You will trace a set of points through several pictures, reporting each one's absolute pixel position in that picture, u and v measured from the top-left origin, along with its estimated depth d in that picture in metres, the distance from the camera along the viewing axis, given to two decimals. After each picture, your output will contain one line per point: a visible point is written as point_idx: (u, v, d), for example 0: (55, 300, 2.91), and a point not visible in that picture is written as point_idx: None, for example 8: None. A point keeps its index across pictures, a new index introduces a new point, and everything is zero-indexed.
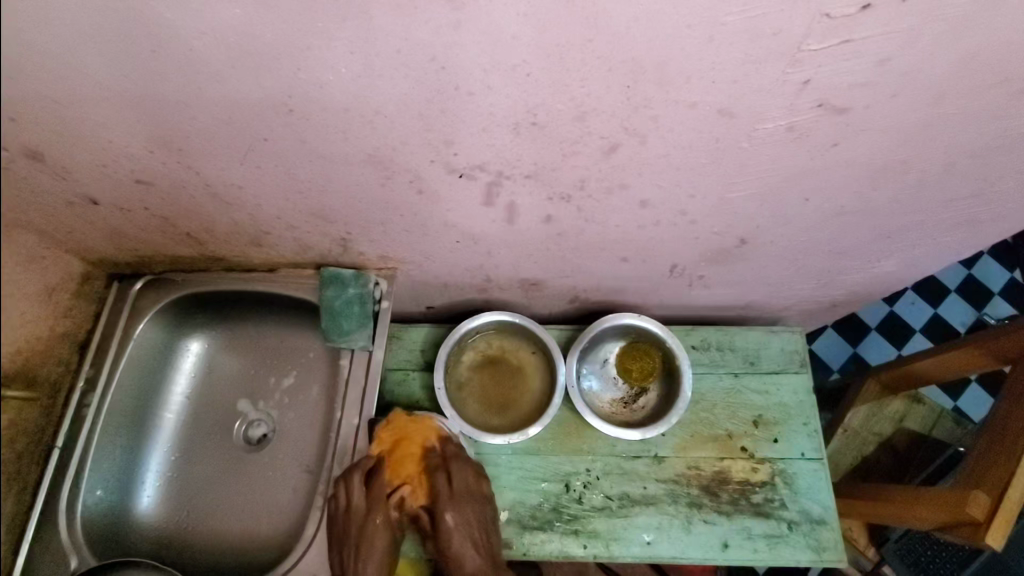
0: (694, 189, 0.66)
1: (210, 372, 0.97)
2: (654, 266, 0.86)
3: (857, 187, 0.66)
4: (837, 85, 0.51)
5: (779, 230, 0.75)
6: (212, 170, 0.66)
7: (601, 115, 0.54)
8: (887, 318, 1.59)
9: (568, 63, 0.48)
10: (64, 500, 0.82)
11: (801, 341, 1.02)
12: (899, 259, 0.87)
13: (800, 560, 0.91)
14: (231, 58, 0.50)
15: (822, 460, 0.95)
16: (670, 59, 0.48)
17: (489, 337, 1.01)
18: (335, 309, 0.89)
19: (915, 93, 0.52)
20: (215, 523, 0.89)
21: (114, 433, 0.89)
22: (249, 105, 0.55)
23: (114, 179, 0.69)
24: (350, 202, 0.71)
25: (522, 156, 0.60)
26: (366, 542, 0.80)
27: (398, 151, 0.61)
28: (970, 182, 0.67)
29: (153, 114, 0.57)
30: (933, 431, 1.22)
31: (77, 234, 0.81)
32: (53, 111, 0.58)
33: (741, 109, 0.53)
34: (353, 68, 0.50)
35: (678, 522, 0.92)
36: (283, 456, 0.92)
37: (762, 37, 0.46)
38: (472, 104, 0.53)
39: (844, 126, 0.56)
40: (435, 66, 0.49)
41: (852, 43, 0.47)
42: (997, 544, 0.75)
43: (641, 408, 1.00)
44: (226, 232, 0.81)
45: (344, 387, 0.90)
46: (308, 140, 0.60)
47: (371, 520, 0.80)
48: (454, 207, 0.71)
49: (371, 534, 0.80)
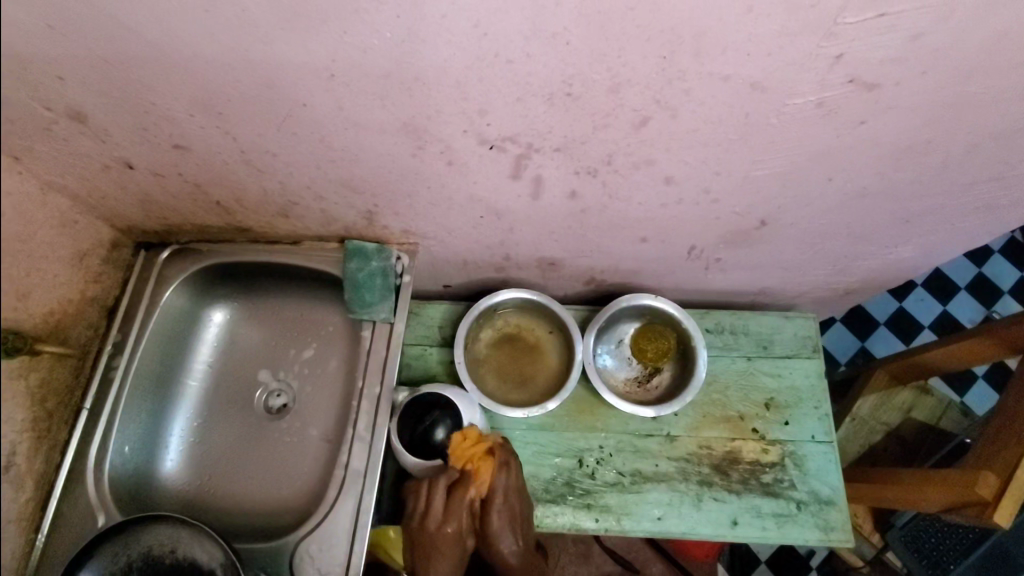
0: (720, 166, 0.67)
1: (232, 342, 0.99)
2: (673, 247, 0.87)
3: (880, 167, 0.67)
4: (870, 60, 0.52)
5: (799, 212, 0.76)
6: (247, 136, 0.68)
7: (635, 86, 0.55)
8: (897, 312, 1.60)
9: (607, 32, 0.50)
10: (91, 461, 0.85)
11: (813, 328, 1.04)
12: (916, 245, 0.88)
13: (807, 539, 0.92)
14: (279, 19, 0.51)
15: (832, 443, 0.97)
16: (707, 30, 0.49)
17: (507, 315, 1.03)
18: (358, 281, 0.90)
19: (944, 70, 0.53)
20: (237, 487, 0.91)
21: (140, 399, 0.90)
22: (290, 68, 0.57)
23: (151, 143, 0.70)
24: (379, 173, 0.73)
25: (554, 128, 0.61)
26: (437, 550, 0.79)
27: (432, 121, 0.62)
28: (993, 165, 0.68)
29: (197, 76, 0.59)
30: (941, 422, 1.24)
31: (111, 200, 0.83)
32: (101, 71, 0.59)
33: (773, 84, 0.54)
34: (397, 33, 0.51)
35: (688, 499, 0.94)
36: (303, 424, 0.94)
37: (801, 8, 0.47)
38: (510, 73, 0.54)
39: (874, 103, 0.57)
40: (477, 32, 0.50)
41: (887, 17, 0.48)
42: (1004, 522, 0.77)
43: (655, 387, 1.02)
44: (255, 202, 0.83)
45: (364, 358, 0.91)
46: (344, 107, 0.61)
47: (448, 532, 0.79)
48: (481, 180, 0.72)
49: (444, 544, 0.79)
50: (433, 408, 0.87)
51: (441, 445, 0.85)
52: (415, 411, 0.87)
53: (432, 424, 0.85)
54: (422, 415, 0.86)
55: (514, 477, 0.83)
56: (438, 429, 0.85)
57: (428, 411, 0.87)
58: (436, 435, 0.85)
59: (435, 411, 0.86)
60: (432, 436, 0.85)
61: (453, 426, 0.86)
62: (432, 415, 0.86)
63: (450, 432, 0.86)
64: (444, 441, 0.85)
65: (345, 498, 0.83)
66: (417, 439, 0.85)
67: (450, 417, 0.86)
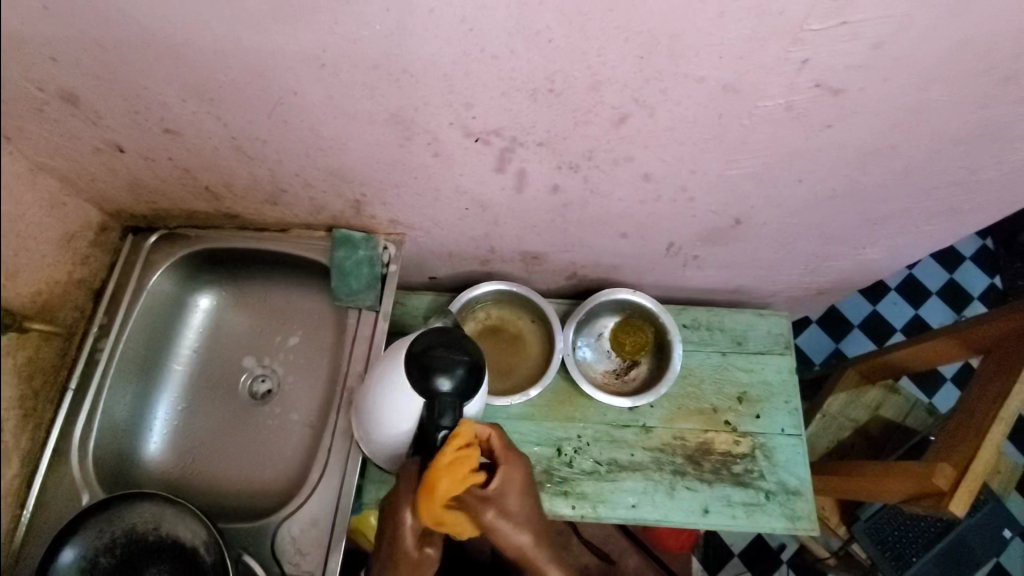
0: (695, 164, 0.70)
1: (218, 328, 1.00)
2: (651, 243, 0.90)
3: (847, 170, 0.70)
4: (834, 66, 0.55)
5: (772, 212, 0.80)
6: (238, 123, 0.69)
7: (615, 85, 0.58)
8: (871, 315, 1.65)
9: (588, 31, 0.52)
10: (76, 439, 0.85)
11: (786, 325, 1.07)
12: (884, 246, 0.91)
13: (775, 527, 0.96)
14: (273, 9, 0.53)
15: (801, 437, 1.01)
16: (682, 33, 0.52)
17: (490, 307, 1.06)
18: (345, 269, 0.92)
19: (904, 77, 0.56)
20: (220, 471, 0.92)
21: (124, 381, 0.91)
22: (283, 57, 0.59)
23: (143, 127, 0.72)
24: (366, 163, 0.75)
25: (537, 122, 0.64)
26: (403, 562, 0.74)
27: (420, 112, 0.64)
28: (953, 171, 0.71)
29: (191, 61, 0.61)
30: (906, 420, 1.29)
31: (99, 181, 0.83)
32: (95, 54, 0.61)
33: (744, 86, 0.57)
34: (387, 25, 0.54)
35: (662, 488, 0.97)
36: (289, 408, 0.96)
37: (769, 15, 0.50)
38: (494, 68, 0.57)
39: (839, 107, 0.60)
40: (464, 27, 0.53)
41: (849, 25, 0.51)
42: (958, 510, 0.83)
43: (632, 379, 1.05)
44: (244, 188, 0.84)
45: (350, 343, 0.93)
46: (334, 97, 0.63)
47: (428, 553, 0.76)
48: (467, 172, 0.74)
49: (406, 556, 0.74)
50: (458, 352, 0.73)
51: (437, 393, 0.71)
52: (443, 338, 0.73)
53: (443, 367, 0.71)
54: (447, 345, 0.73)
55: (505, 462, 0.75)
56: (445, 382, 0.71)
57: (452, 350, 0.72)
58: (441, 381, 0.71)
59: (461, 355, 0.72)
60: (437, 378, 0.71)
61: (461, 389, 0.72)
62: (455, 357, 0.72)
63: (455, 392, 0.72)
64: (441, 394, 0.71)
65: (329, 480, 0.85)
66: (422, 362, 0.72)
67: (468, 380, 0.72)
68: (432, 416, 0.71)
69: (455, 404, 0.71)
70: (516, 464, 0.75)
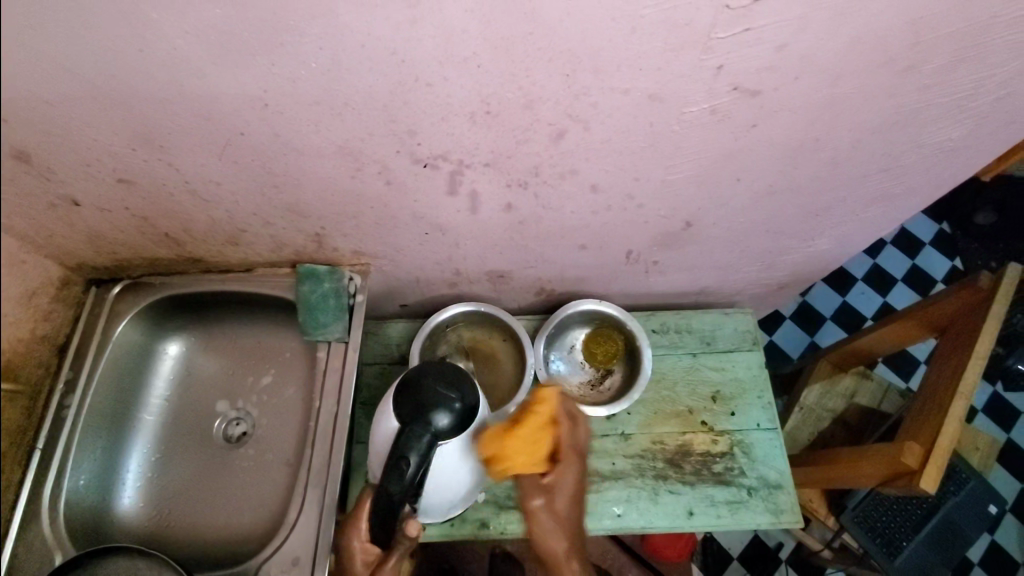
0: (638, 172, 0.73)
1: (188, 373, 0.99)
2: (610, 252, 0.92)
3: (780, 167, 0.74)
4: (747, 69, 0.58)
5: (718, 212, 0.83)
6: (190, 167, 0.71)
7: (547, 103, 0.61)
8: (840, 307, 1.69)
9: (513, 55, 0.55)
10: (46, 499, 0.84)
11: (752, 322, 1.10)
12: (831, 236, 0.95)
13: (760, 523, 0.96)
14: (212, 54, 0.56)
15: (777, 430, 1.02)
16: (601, 49, 0.55)
17: (461, 329, 1.07)
18: (311, 302, 0.92)
19: (814, 74, 0.60)
20: (196, 519, 0.91)
21: (94, 436, 0.90)
22: (226, 99, 0.61)
23: (96, 179, 0.73)
24: (323, 197, 0.76)
25: (480, 144, 0.66)
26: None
27: (366, 142, 0.66)
28: (879, 158, 0.75)
29: (136, 110, 0.62)
30: (882, 404, 1.31)
31: (58, 237, 0.84)
32: (42, 110, 0.62)
33: (667, 94, 0.61)
34: (322, 63, 0.56)
35: (645, 494, 0.97)
36: (263, 449, 0.94)
37: (677, 27, 0.53)
38: (431, 95, 0.59)
39: (760, 108, 0.64)
40: (396, 59, 0.55)
41: (753, 31, 0.54)
42: (930, 487, 0.84)
43: (607, 388, 1.06)
44: (203, 232, 0.85)
45: (321, 377, 0.93)
46: (281, 134, 0.65)
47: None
48: (421, 198, 0.76)
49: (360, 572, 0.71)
50: (458, 392, 0.69)
51: (421, 425, 0.66)
52: (452, 374, 0.71)
53: (440, 402, 0.67)
54: (449, 382, 0.70)
55: (570, 473, 0.76)
56: (437, 418, 0.67)
57: (458, 389, 0.70)
58: (432, 415, 0.67)
59: (458, 396, 0.69)
60: (429, 410, 0.67)
61: (443, 432, 0.67)
62: (451, 396, 0.68)
63: (440, 430, 0.67)
64: (425, 425, 0.66)
65: (306, 517, 0.84)
66: (419, 391, 0.68)
67: (455, 430, 0.68)
68: (403, 444, 0.65)
69: (428, 442, 0.65)
70: (574, 465, 0.76)
